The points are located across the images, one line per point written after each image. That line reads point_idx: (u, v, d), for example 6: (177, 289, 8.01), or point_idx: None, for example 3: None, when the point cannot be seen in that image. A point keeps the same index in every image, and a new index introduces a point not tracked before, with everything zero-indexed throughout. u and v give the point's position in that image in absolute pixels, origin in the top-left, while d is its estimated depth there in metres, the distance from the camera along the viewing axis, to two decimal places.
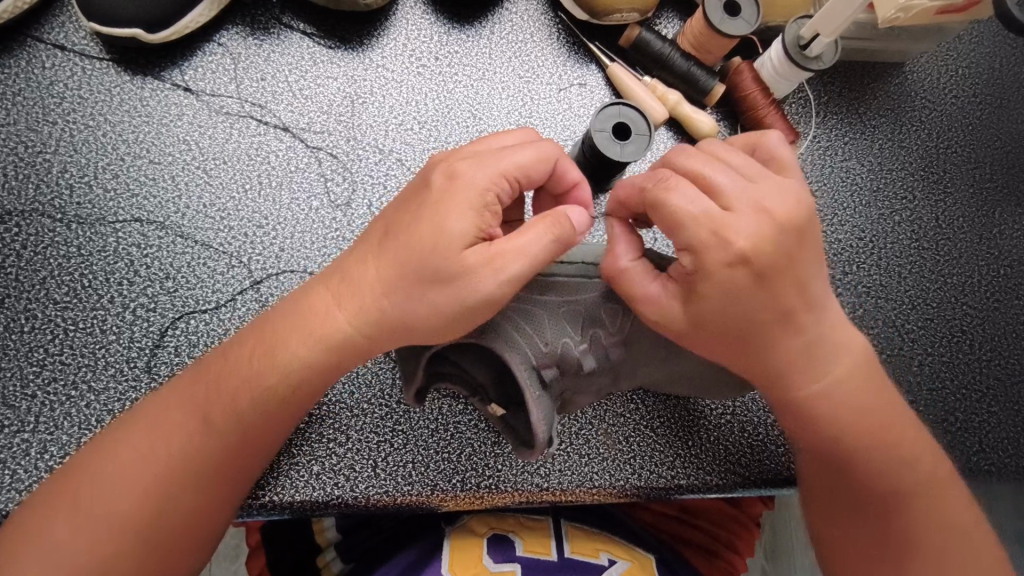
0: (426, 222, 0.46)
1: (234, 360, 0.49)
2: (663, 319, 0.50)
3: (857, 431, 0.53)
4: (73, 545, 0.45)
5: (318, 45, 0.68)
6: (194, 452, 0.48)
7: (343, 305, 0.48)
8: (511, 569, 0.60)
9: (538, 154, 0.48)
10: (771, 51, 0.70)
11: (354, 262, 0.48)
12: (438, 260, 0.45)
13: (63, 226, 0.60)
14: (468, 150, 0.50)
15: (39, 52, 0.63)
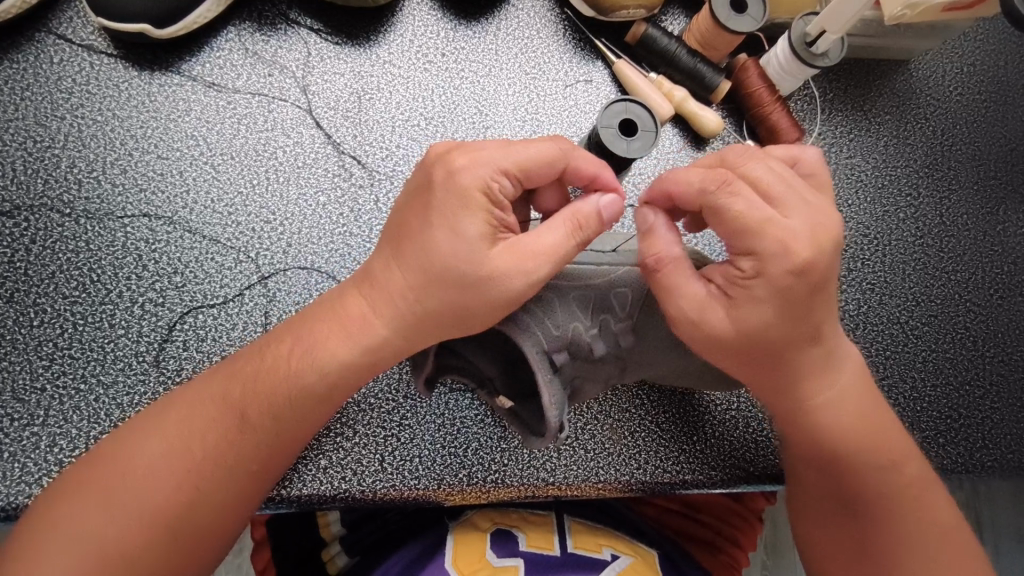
0: (439, 228, 0.46)
1: (269, 360, 0.50)
2: (704, 321, 0.49)
3: (852, 441, 0.54)
4: (100, 535, 0.45)
5: (325, 41, 0.68)
6: (225, 447, 0.48)
7: (380, 313, 0.48)
8: (515, 564, 0.61)
9: (534, 147, 0.48)
10: (776, 48, 0.70)
11: (379, 269, 0.48)
12: (461, 264, 0.46)
13: (71, 221, 0.60)
14: (464, 144, 0.49)
15: (47, 47, 0.63)
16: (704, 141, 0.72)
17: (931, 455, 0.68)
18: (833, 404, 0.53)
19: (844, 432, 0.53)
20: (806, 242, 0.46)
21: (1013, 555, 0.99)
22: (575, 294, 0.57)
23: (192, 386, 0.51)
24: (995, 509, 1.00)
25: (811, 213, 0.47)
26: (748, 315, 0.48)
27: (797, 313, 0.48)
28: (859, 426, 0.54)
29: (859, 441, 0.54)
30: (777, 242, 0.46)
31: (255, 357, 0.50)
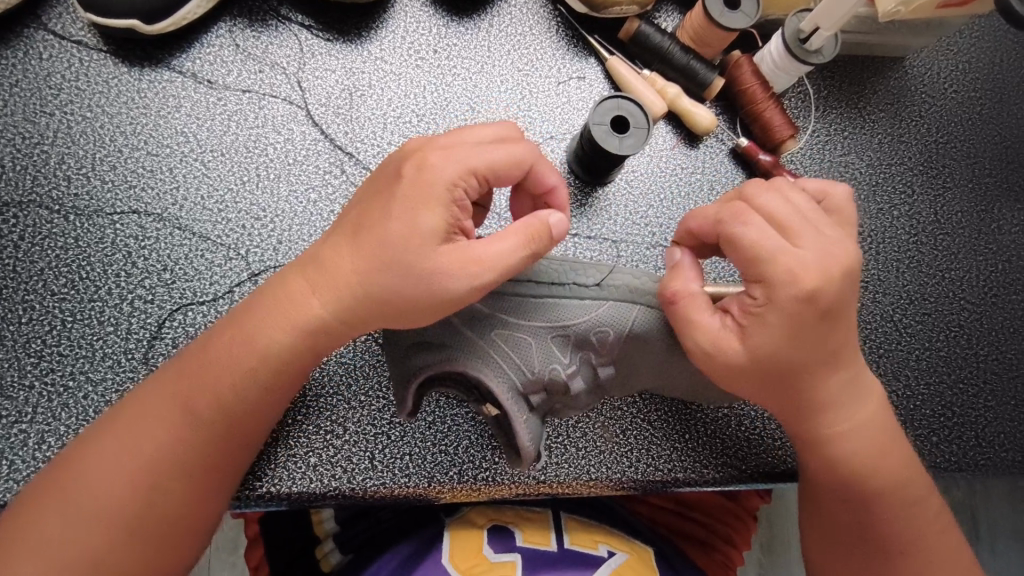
0: (396, 219, 0.46)
1: (212, 353, 0.49)
2: (720, 350, 0.50)
3: (875, 473, 0.53)
4: (58, 543, 0.45)
5: (316, 37, 0.68)
6: (176, 443, 0.48)
7: (325, 300, 0.48)
8: (511, 559, 0.60)
9: (505, 148, 0.48)
10: (770, 45, 0.70)
11: (330, 255, 0.48)
12: (409, 258, 0.45)
13: (60, 218, 0.60)
14: (437, 141, 0.48)
15: (36, 43, 0.63)
16: (697, 139, 0.72)
17: (924, 453, 0.67)
18: (857, 434, 0.53)
19: (867, 462, 0.53)
20: (815, 268, 0.47)
21: (1009, 553, 0.99)
22: (555, 328, 0.57)
23: (144, 387, 0.50)
24: (991, 508, 1.00)
25: (823, 240, 0.48)
26: (762, 340, 0.48)
27: (814, 338, 0.48)
28: (882, 449, 0.53)
29: (880, 468, 0.53)
30: (787, 269, 0.47)
31: (204, 352, 0.49)
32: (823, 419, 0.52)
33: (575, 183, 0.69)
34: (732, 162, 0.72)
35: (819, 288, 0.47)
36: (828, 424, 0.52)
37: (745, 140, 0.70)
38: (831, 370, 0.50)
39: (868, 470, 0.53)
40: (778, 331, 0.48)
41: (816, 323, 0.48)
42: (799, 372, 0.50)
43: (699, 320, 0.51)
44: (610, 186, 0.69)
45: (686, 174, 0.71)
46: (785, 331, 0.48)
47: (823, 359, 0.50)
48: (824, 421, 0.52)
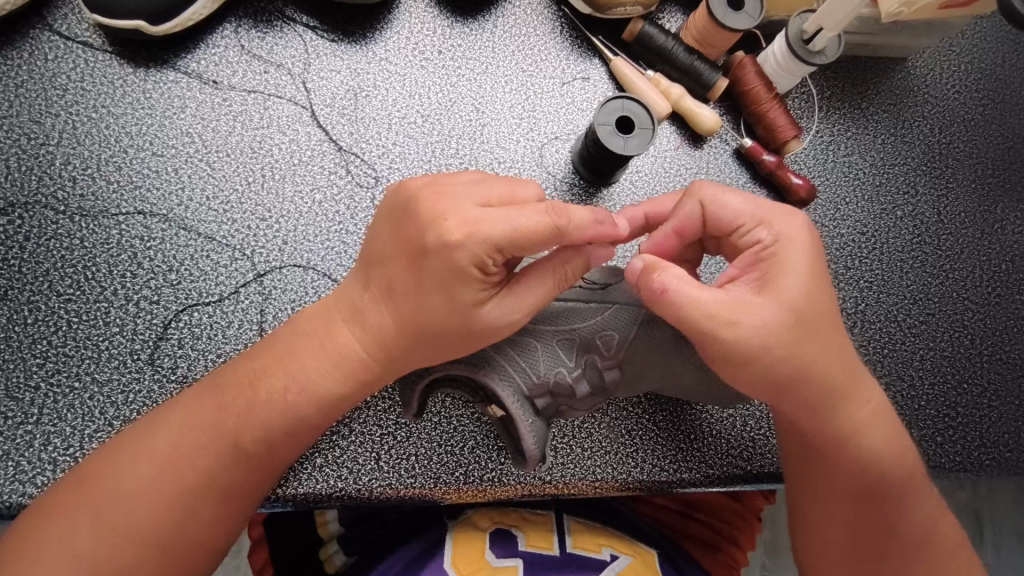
0: (434, 295, 0.46)
1: (259, 389, 0.50)
2: (745, 314, 0.47)
3: (888, 451, 0.53)
4: (95, 558, 0.45)
5: (321, 39, 0.68)
6: (215, 469, 0.49)
7: (371, 349, 0.49)
8: (514, 564, 0.61)
9: (526, 218, 0.45)
10: (774, 46, 0.70)
11: (372, 304, 0.49)
12: (452, 324, 0.47)
13: (65, 219, 0.60)
14: (458, 208, 0.46)
15: (41, 44, 0.63)
16: (701, 139, 0.72)
17: (927, 452, 0.68)
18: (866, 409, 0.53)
19: (880, 441, 0.54)
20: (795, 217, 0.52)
21: (1013, 555, 0.98)
22: (562, 331, 0.57)
23: (180, 405, 0.50)
24: (994, 508, 1.00)
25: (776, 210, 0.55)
26: (786, 289, 0.48)
27: (824, 298, 0.50)
28: (886, 428, 0.54)
29: (888, 446, 0.54)
30: (778, 212, 0.51)
31: (246, 388, 0.50)
32: (842, 392, 0.51)
33: (580, 184, 0.69)
34: (736, 163, 0.72)
35: (812, 239, 0.51)
36: (848, 402, 0.52)
37: (749, 140, 0.70)
38: (839, 339, 0.51)
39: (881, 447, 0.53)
40: (798, 281, 0.48)
41: (822, 277, 0.50)
42: (818, 340, 0.49)
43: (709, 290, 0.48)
44: (614, 186, 0.69)
45: (690, 175, 0.71)
46: (802, 279, 0.49)
47: (832, 322, 0.50)
48: (843, 398, 0.52)
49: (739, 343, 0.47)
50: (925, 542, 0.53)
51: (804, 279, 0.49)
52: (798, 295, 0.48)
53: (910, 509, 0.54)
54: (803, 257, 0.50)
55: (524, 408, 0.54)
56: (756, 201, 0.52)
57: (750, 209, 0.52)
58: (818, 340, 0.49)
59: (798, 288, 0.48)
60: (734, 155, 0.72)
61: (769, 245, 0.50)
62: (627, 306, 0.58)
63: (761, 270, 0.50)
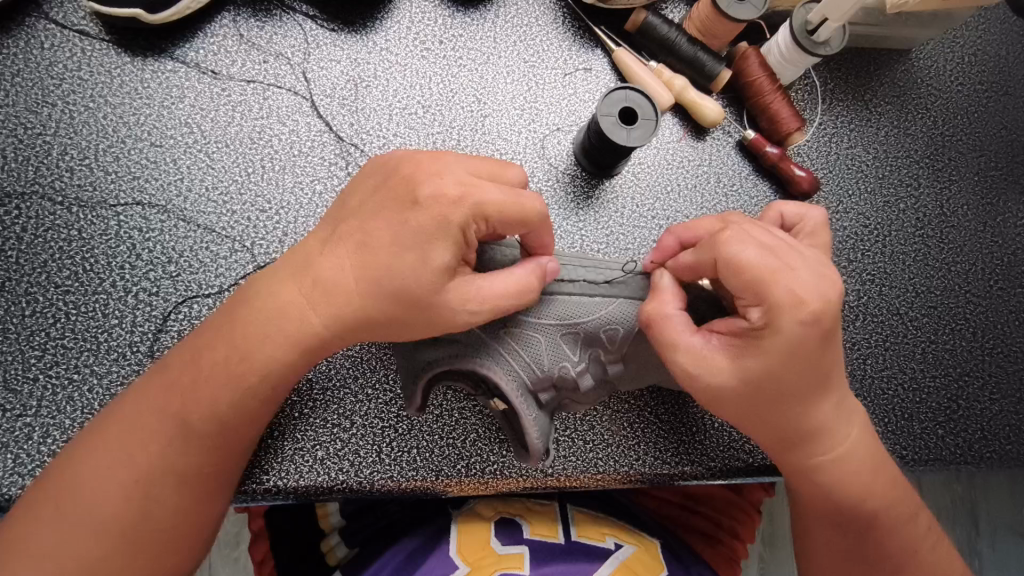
0: (408, 254, 0.45)
1: (204, 363, 0.49)
2: (709, 374, 0.49)
3: (864, 491, 0.53)
4: (60, 553, 0.45)
5: (321, 28, 0.67)
6: (169, 453, 0.48)
7: (318, 310, 0.48)
8: (519, 552, 0.60)
9: (511, 186, 0.47)
10: (778, 37, 0.69)
11: (324, 265, 0.48)
12: (414, 288, 0.45)
13: (63, 209, 0.60)
14: (453, 170, 0.47)
15: (37, 32, 0.62)
16: (704, 131, 0.71)
17: (928, 444, 0.68)
18: (846, 454, 0.52)
19: (857, 480, 0.53)
20: (811, 295, 0.46)
21: (1010, 549, 0.99)
22: (566, 325, 0.56)
23: (139, 391, 0.50)
24: (991, 502, 1.00)
25: (815, 267, 0.48)
26: (757, 365, 0.47)
27: (809, 368, 0.48)
28: (869, 460, 0.54)
29: (867, 489, 0.53)
30: (787, 298, 0.46)
31: (195, 360, 0.49)
32: (813, 440, 0.51)
33: (582, 177, 0.68)
34: (739, 155, 0.72)
35: (817, 325, 0.46)
36: (816, 446, 0.52)
37: (752, 132, 0.70)
38: (821, 389, 0.49)
39: (860, 486, 0.53)
40: (769, 357, 0.47)
41: (808, 351, 0.47)
42: (790, 399, 0.49)
43: (688, 343, 0.49)
44: (617, 178, 0.69)
45: (693, 167, 0.71)
46: (775, 360, 0.47)
47: (808, 378, 0.48)
48: (811, 441, 0.51)
49: (701, 393, 0.50)
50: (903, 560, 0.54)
51: (781, 357, 0.47)
52: (766, 370, 0.47)
53: (887, 537, 0.54)
54: (787, 344, 0.46)
55: (528, 405, 0.54)
56: (771, 275, 0.46)
57: (753, 284, 0.47)
58: (786, 398, 0.49)
59: (769, 364, 0.47)
60: (737, 147, 0.72)
61: (757, 327, 0.47)
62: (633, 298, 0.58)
63: (745, 341, 0.48)
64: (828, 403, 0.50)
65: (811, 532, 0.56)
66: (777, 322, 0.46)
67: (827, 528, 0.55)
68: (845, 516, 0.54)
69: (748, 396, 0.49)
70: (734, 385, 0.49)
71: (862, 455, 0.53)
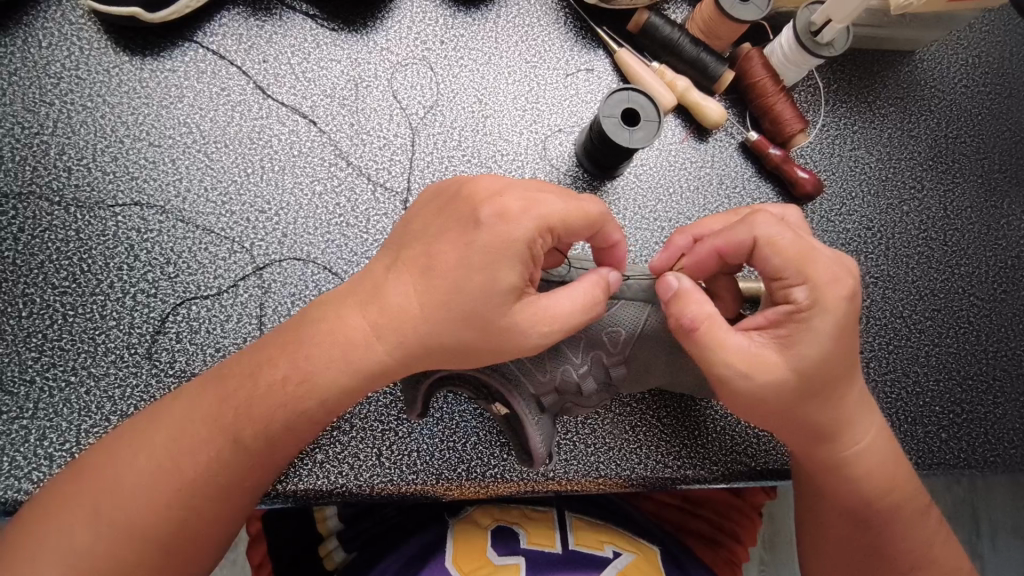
0: (476, 270, 0.45)
1: (262, 379, 0.48)
2: (757, 370, 0.47)
3: (888, 485, 0.54)
4: (92, 555, 0.45)
5: (321, 28, 0.67)
6: (215, 466, 0.47)
7: (383, 337, 0.47)
8: (516, 562, 0.60)
9: (582, 212, 0.47)
10: (781, 38, 0.69)
11: (394, 291, 0.47)
12: (479, 309, 0.45)
13: (61, 210, 0.59)
14: (545, 204, 0.47)
15: (35, 31, 0.62)
16: (707, 133, 0.71)
17: (932, 448, 0.67)
18: (869, 444, 0.53)
19: (881, 473, 0.53)
20: (843, 274, 0.48)
21: (1009, 552, 0.99)
22: None
23: (183, 397, 0.49)
24: (992, 504, 1.00)
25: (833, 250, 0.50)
26: (807, 351, 0.47)
27: (845, 351, 0.48)
28: (888, 450, 0.54)
29: (889, 484, 0.54)
30: (829, 275, 0.47)
31: (247, 378, 0.48)
32: (843, 432, 0.51)
33: (584, 178, 0.68)
34: (742, 157, 0.71)
35: (853, 308, 0.48)
36: (846, 438, 0.52)
37: (755, 134, 0.69)
38: (852, 380, 0.50)
39: (883, 479, 0.54)
40: (820, 342, 0.47)
41: (846, 336, 0.48)
42: (830, 387, 0.48)
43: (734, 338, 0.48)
44: (618, 180, 0.68)
45: (695, 169, 0.70)
46: (823, 344, 0.47)
47: (845, 367, 0.49)
48: (842, 433, 0.51)
49: (744, 389, 0.48)
50: (926, 559, 0.54)
51: (829, 343, 0.47)
52: (814, 358, 0.47)
53: (909, 535, 0.54)
54: (835, 324, 0.47)
55: (531, 410, 0.54)
56: (808, 253, 0.48)
57: (795, 263, 0.48)
58: (830, 384, 0.48)
59: (818, 351, 0.47)
60: (739, 149, 0.71)
61: (804, 309, 0.47)
62: (635, 303, 0.57)
63: (787, 330, 0.48)
64: (856, 391, 0.51)
65: (833, 530, 0.55)
66: (824, 302, 0.47)
67: (849, 523, 0.54)
68: (872, 508, 0.53)
69: (792, 390, 0.48)
70: (782, 379, 0.47)
71: (884, 449, 0.54)
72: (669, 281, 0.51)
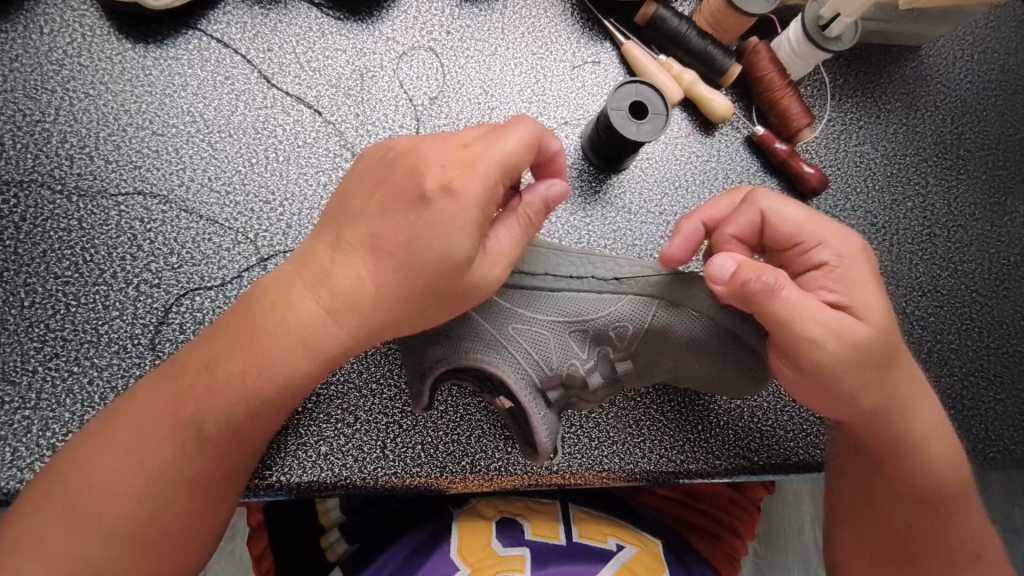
0: (429, 247, 0.43)
1: (219, 370, 0.47)
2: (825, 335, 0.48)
3: (943, 476, 0.53)
4: (68, 554, 0.45)
5: (326, 16, 0.66)
6: (181, 459, 0.47)
7: (339, 317, 0.45)
8: (520, 553, 0.60)
9: (520, 155, 0.45)
10: (789, 31, 0.69)
11: (341, 270, 0.45)
12: (436, 283, 0.44)
13: (63, 199, 0.59)
14: (490, 165, 0.44)
15: (37, 17, 0.61)
16: (713, 126, 0.71)
17: None
18: (932, 435, 0.53)
19: (938, 464, 0.53)
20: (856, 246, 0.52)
21: None
22: (573, 322, 0.56)
23: (149, 393, 0.48)
24: None
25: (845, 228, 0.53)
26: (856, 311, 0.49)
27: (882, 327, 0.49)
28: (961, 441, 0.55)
29: (946, 476, 0.54)
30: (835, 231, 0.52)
31: (204, 369, 0.47)
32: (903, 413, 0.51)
33: (591, 171, 0.67)
34: (748, 151, 0.71)
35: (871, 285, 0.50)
36: (905, 419, 0.51)
37: (762, 128, 0.69)
38: (903, 362, 0.51)
39: (940, 470, 0.53)
40: (865, 303, 0.50)
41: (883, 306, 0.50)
42: (898, 362, 0.50)
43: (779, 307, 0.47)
44: (624, 173, 0.68)
45: (701, 163, 0.70)
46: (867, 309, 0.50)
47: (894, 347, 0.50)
48: (903, 416, 0.51)
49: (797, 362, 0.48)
50: (972, 555, 0.54)
51: (874, 306, 0.50)
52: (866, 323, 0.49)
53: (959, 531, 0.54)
54: (862, 281, 0.50)
55: (537, 403, 0.54)
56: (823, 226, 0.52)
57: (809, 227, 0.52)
58: (883, 364, 0.49)
59: (868, 311, 0.50)
60: (746, 143, 0.71)
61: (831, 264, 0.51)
62: (642, 297, 0.57)
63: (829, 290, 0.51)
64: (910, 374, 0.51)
65: (883, 516, 0.55)
66: (846, 270, 0.51)
67: (899, 513, 0.54)
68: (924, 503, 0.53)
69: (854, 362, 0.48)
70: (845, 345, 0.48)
71: (944, 442, 0.54)
72: (722, 262, 0.49)
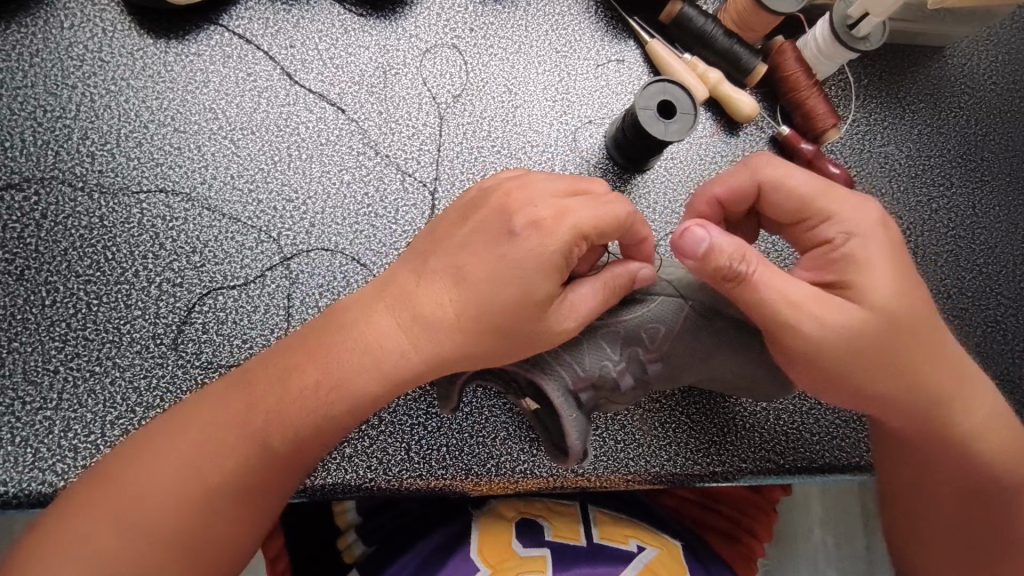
0: (511, 285, 0.44)
1: (293, 382, 0.47)
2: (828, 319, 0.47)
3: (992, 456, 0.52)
4: (119, 559, 0.44)
5: (349, 13, 0.65)
6: (243, 469, 0.46)
7: (417, 341, 0.45)
8: (541, 554, 0.59)
9: (612, 215, 0.46)
10: (815, 30, 0.68)
11: (424, 296, 0.46)
12: (515, 322, 0.45)
13: (84, 195, 0.58)
14: (577, 211, 0.46)
15: (57, 11, 0.60)
16: (738, 126, 0.70)
17: None
18: (970, 417, 0.52)
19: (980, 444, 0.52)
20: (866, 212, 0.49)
21: None
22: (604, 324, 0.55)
23: (212, 401, 0.47)
24: None
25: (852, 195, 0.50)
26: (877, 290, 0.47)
27: (910, 304, 0.48)
28: (1005, 425, 0.53)
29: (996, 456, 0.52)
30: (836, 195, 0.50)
31: (276, 383, 0.47)
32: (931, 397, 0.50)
33: (614, 171, 0.67)
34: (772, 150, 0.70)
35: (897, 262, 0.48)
36: (934, 406, 0.51)
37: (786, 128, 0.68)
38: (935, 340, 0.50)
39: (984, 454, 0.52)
40: (886, 283, 0.48)
41: (907, 278, 0.48)
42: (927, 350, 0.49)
43: (775, 287, 0.47)
44: (649, 173, 0.67)
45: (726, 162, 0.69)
46: (889, 284, 0.48)
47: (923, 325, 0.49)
48: (933, 402, 0.51)
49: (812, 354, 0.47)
50: None
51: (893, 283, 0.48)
52: (887, 297, 0.47)
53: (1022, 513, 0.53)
54: (880, 256, 0.48)
55: (570, 408, 0.52)
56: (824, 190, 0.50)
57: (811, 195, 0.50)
58: (910, 345, 0.48)
59: (888, 288, 0.48)
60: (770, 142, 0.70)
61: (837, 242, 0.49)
62: (673, 299, 0.56)
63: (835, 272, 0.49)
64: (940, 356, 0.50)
65: (934, 506, 0.54)
66: (854, 245, 0.48)
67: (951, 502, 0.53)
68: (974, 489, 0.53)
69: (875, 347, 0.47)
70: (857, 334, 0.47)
71: (986, 422, 0.52)
72: (695, 236, 0.47)
